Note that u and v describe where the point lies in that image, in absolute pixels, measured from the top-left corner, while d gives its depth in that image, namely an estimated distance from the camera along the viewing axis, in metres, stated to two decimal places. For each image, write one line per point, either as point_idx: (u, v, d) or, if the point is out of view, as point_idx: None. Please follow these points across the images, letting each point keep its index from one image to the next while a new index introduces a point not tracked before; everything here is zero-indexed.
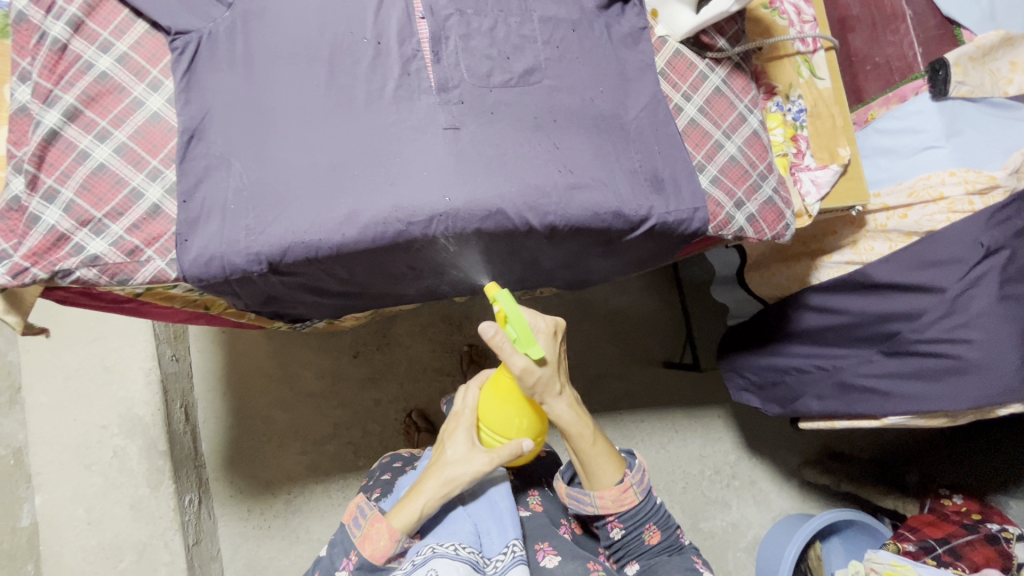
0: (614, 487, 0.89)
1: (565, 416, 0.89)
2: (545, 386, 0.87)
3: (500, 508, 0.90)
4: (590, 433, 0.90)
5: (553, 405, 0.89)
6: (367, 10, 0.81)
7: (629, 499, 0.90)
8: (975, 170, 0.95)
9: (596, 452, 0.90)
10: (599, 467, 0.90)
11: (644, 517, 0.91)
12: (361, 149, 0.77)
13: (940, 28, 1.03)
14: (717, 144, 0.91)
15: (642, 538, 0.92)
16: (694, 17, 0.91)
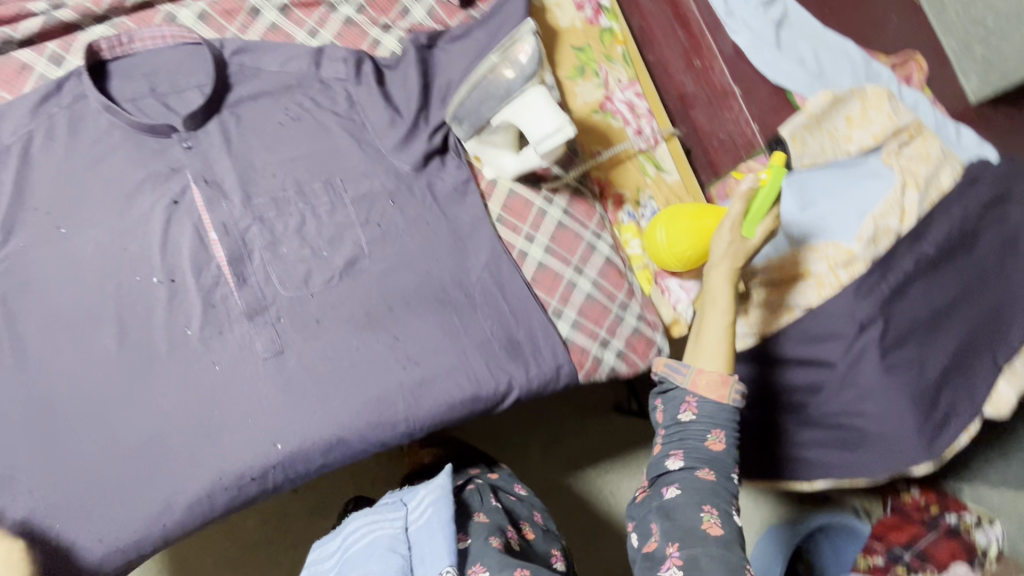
0: (718, 372, 0.69)
1: (720, 294, 0.71)
2: (730, 239, 0.72)
3: (437, 537, 0.69)
4: (733, 268, 0.72)
5: (716, 267, 0.72)
6: (152, 249, 0.73)
7: (721, 395, 0.68)
8: (835, 243, 0.94)
9: (724, 340, 0.70)
10: (710, 347, 0.70)
11: (724, 415, 0.68)
12: (172, 411, 0.69)
13: (774, 96, 1.01)
14: (570, 284, 0.86)
15: (705, 436, 0.68)
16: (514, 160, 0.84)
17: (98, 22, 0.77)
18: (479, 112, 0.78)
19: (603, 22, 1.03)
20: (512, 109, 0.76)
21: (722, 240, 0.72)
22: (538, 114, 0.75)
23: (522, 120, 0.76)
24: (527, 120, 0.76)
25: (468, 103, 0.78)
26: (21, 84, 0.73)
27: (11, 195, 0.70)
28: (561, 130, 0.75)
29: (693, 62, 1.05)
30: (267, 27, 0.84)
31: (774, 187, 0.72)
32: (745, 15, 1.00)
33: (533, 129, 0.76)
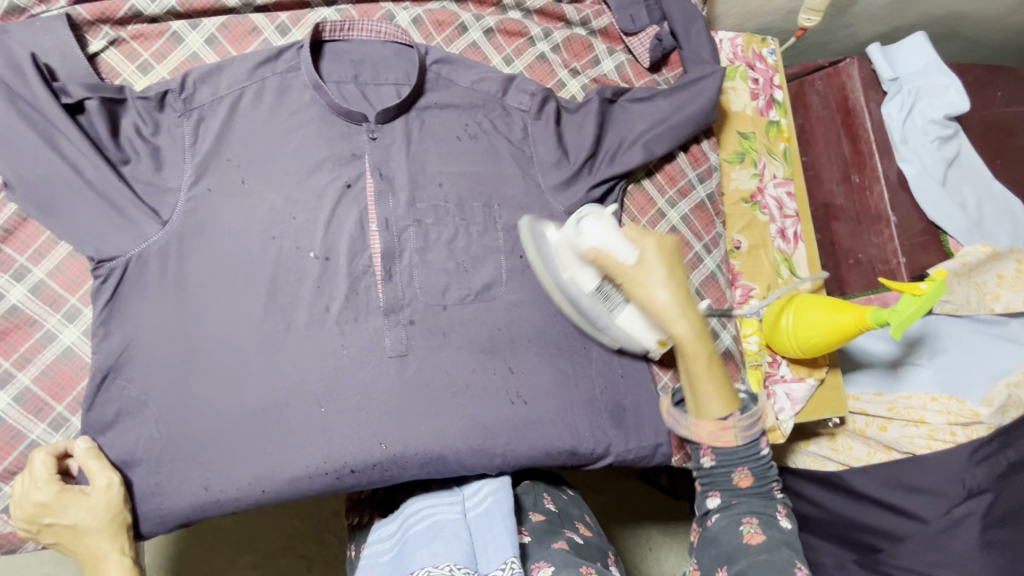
0: (714, 421, 0.66)
1: (693, 351, 0.66)
2: (668, 285, 0.67)
3: (499, 528, 0.64)
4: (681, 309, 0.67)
5: (676, 324, 0.67)
6: (318, 224, 0.76)
7: (724, 439, 0.66)
8: (958, 399, 0.91)
9: (719, 384, 0.66)
10: (703, 398, 0.66)
11: (741, 453, 0.66)
12: (297, 385, 0.70)
13: (926, 233, 0.99)
14: (684, 364, 0.88)
15: (729, 474, 0.67)
16: (612, 312, 0.76)
17: (327, 5, 0.82)
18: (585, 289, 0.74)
19: (773, 114, 1.03)
20: (584, 242, 0.72)
21: (660, 290, 0.68)
22: (617, 240, 0.70)
23: (602, 248, 0.70)
24: (608, 249, 0.70)
25: (565, 284, 0.76)
26: (246, 43, 0.78)
27: (212, 142, 0.74)
28: (642, 253, 0.69)
29: (851, 176, 1.03)
30: (469, 44, 0.87)
31: (928, 301, 0.71)
32: (920, 145, 0.99)
33: (615, 251, 0.70)
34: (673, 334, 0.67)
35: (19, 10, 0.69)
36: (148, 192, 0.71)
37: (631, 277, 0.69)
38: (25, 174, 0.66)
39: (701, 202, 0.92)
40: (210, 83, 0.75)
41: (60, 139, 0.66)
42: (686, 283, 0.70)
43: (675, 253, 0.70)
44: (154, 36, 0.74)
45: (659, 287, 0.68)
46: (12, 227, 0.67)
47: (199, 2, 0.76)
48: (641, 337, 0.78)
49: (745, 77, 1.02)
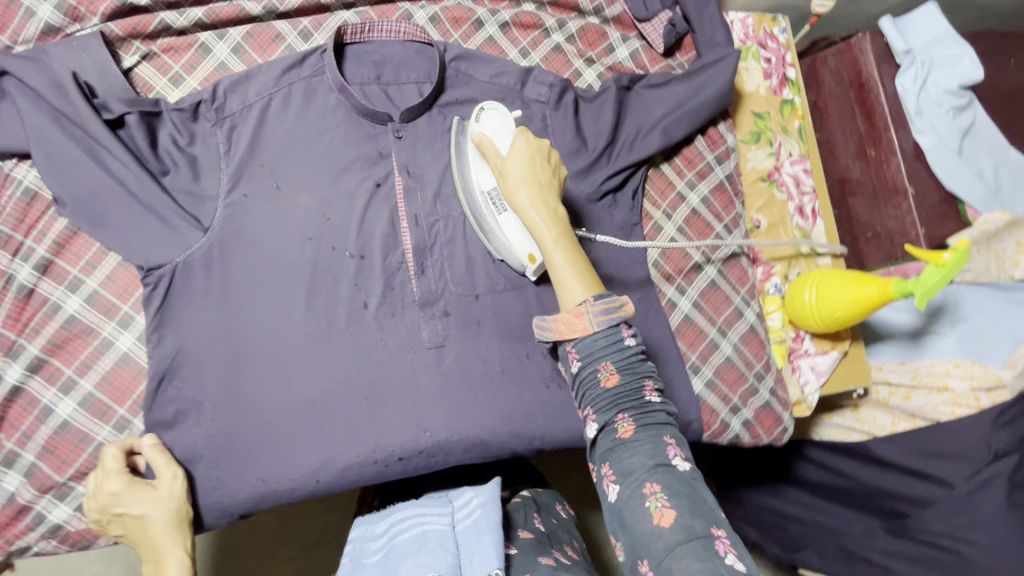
0: (569, 306, 0.60)
1: (548, 236, 0.64)
2: (525, 165, 0.66)
3: (485, 543, 0.63)
4: (534, 190, 0.65)
5: (533, 213, 0.64)
6: (350, 224, 0.78)
7: (577, 325, 0.59)
8: (981, 364, 0.92)
9: (571, 265, 0.63)
10: (562, 278, 0.62)
11: (600, 341, 0.59)
12: (341, 379, 0.73)
13: (943, 203, 1.00)
14: (712, 344, 0.88)
15: (595, 375, 0.59)
16: (497, 216, 0.72)
17: (346, 7, 0.84)
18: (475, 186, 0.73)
19: (786, 93, 1.04)
20: (478, 131, 0.72)
21: (518, 178, 0.65)
22: (505, 132, 0.72)
23: (487, 137, 0.71)
24: (493, 139, 0.71)
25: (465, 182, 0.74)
26: (271, 50, 0.80)
27: (245, 149, 0.76)
28: (512, 144, 0.67)
29: (866, 151, 1.04)
30: (485, 39, 0.89)
31: (952, 270, 0.73)
32: (935, 116, 1.00)
33: (500, 143, 0.69)
34: (531, 224, 0.64)
35: (55, 30, 0.71)
36: (189, 201, 0.73)
37: (500, 170, 0.67)
38: (72, 190, 0.68)
39: (720, 183, 0.94)
40: (240, 92, 0.77)
41: (103, 154, 0.69)
42: (551, 177, 0.67)
43: (544, 153, 0.68)
44: (183, 48, 0.76)
45: (518, 175, 0.65)
46: (63, 241, 0.69)
47: (224, 12, 0.78)
48: (515, 245, 0.73)
49: (757, 57, 1.03)
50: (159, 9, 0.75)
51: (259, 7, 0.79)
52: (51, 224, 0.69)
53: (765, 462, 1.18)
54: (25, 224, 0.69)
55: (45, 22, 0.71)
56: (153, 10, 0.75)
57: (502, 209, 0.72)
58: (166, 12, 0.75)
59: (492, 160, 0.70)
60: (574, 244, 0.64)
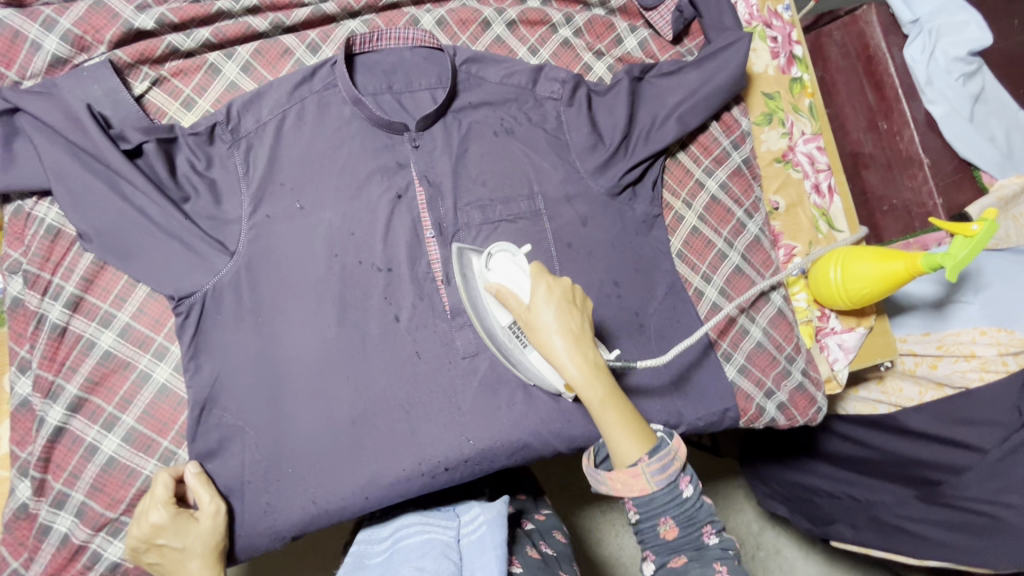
0: (625, 469, 0.57)
1: (592, 395, 0.58)
2: (553, 311, 0.59)
3: (487, 558, 0.61)
4: (568, 346, 0.58)
5: (572, 370, 0.58)
6: (375, 237, 0.77)
7: (636, 486, 0.57)
8: (1007, 330, 0.94)
9: (621, 421, 0.58)
10: (610, 434, 0.58)
11: (658, 503, 0.58)
12: (380, 394, 0.73)
13: (957, 172, 1.00)
14: (742, 329, 0.88)
15: (654, 528, 0.60)
16: (524, 351, 0.67)
17: (352, 17, 0.82)
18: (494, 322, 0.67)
19: (795, 71, 1.03)
20: (491, 281, 0.64)
21: (551, 331, 0.59)
22: (519, 274, 0.63)
23: (501, 284, 0.63)
24: (511, 287, 0.63)
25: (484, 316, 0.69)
26: (280, 66, 0.79)
27: (264, 169, 0.75)
28: (534, 291, 0.60)
29: (877, 124, 1.04)
30: (493, 39, 0.88)
31: (981, 240, 0.73)
32: (945, 85, 1.00)
33: (519, 289, 0.62)
34: (570, 380, 0.59)
35: (61, 62, 0.70)
36: (212, 226, 0.72)
37: (525, 320, 0.60)
38: (97, 224, 0.67)
39: (737, 167, 0.93)
40: (253, 111, 0.76)
41: (124, 186, 0.68)
42: (580, 317, 0.60)
43: (569, 294, 0.61)
44: (193, 71, 0.75)
45: (550, 325, 0.59)
46: (91, 276, 0.68)
47: (230, 30, 0.76)
48: (549, 377, 0.68)
49: (764, 37, 1.02)
50: (165, 32, 0.74)
51: (265, 22, 0.78)
52: (77, 260, 0.68)
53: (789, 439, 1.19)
54: (52, 262, 0.68)
55: (52, 54, 0.69)
56: (159, 34, 0.73)
57: (527, 345, 0.67)
58: (172, 35, 0.74)
59: (514, 309, 0.62)
60: (620, 395, 0.59)
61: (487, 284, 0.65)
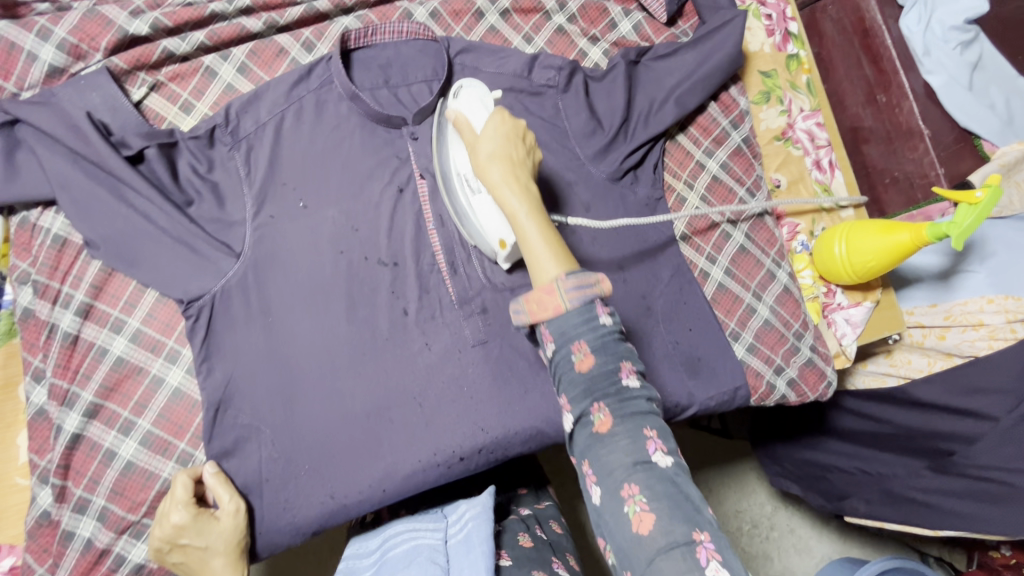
0: (543, 283, 0.54)
1: (517, 209, 0.57)
2: (498, 134, 0.60)
3: (475, 554, 0.61)
4: (507, 166, 0.59)
5: (503, 189, 0.57)
6: (379, 231, 0.77)
7: (551, 304, 0.53)
8: (1014, 296, 0.93)
9: (545, 243, 0.56)
10: (532, 250, 0.56)
11: (573, 322, 0.53)
12: (391, 388, 0.74)
13: (958, 141, 1.00)
14: (749, 308, 0.88)
15: (569, 358, 0.54)
16: (470, 197, 0.66)
17: (345, 13, 0.82)
18: (452, 169, 0.67)
19: (791, 48, 1.03)
20: (456, 109, 0.67)
21: (490, 149, 0.59)
22: (481, 109, 0.65)
23: (462, 114, 0.66)
24: (468, 116, 0.65)
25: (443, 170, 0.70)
26: (276, 66, 0.79)
27: (266, 170, 0.75)
28: (487, 122, 0.61)
29: (876, 97, 1.04)
30: (487, 29, 0.87)
31: (986, 206, 0.73)
32: (943, 54, 0.98)
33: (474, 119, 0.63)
34: (502, 201, 0.57)
35: (59, 71, 0.70)
36: (218, 229, 0.73)
37: (472, 145, 0.61)
38: (103, 231, 0.67)
39: (737, 146, 0.93)
40: (252, 112, 0.76)
41: (128, 192, 0.68)
42: (529, 155, 0.61)
43: (520, 133, 0.62)
44: (189, 75, 0.75)
45: (490, 150, 0.59)
46: (100, 283, 0.69)
47: (225, 32, 0.76)
48: (487, 228, 0.67)
49: (758, 15, 1.01)
50: (160, 37, 0.73)
51: (259, 22, 0.77)
52: (85, 268, 0.68)
53: (800, 415, 1.19)
54: (60, 271, 0.68)
55: (49, 64, 0.69)
56: (154, 39, 0.73)
57: (476, 190, 0.66)
58: (167, 39, 0.74)
59: (467, 136, 0.64)
60: (547, 221, 0.57)
61: (452, 112, 0.68)
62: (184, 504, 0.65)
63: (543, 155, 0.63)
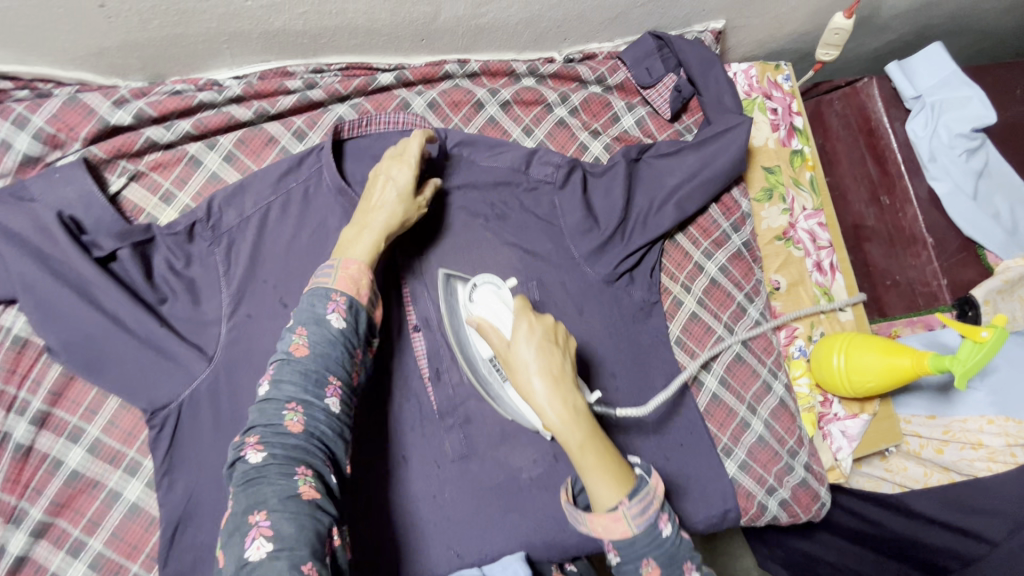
0: (604, 514, 0.53)
1: (572, 440, 0.54)
2: (530, 345, 0.56)
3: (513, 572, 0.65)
4: (549, 378, 0.55)
5: (549, 411, 0.54)
6: None
7: (618, 530, 0.53)
8: (1014, 419, 0.90)
9: (602, 468, 0.54)
10: (592, 481, 0.54)
11: (642, 544, 0.53)
12: (366, 505, 0.70)
13: (963, 249, 0.97)
14: (742, 423, 0.85)
15: (637, 574, 0.54)
16: (502, 385, 0.71)
17: (340, 101, 0.79)
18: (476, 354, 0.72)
19: (795, 144, 1.01)
20: (473, 312, 0.67)
21: (527, 370, 0.55)
22: (502, 311, 0.65)
23: (483, 318, 0.64)
24: (492, 322, 0.64)
25: (468, 347, 0.73)
26: (264, 155, 0.76)
27: (245, 266, 0.72)
28: (514, 328, 0.57)
29: (879, 197, 1.02)
30: (486, 120, 0.85)
31: (992, 348, 0.70)
32: (948, 161, 0.97)
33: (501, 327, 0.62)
34: (547, 422, 0.55)
35: (34, 161, 0.67)
36: (190, 329, 0.69)
37: (505, 355, 0.58)
38: (65, 337, 0.63)
39: (737, 250, 0.91)
40: (236, 205, 0.73)
41: (99, 293, 0.65)
42: (564, 363, 0.57)
43: (552, 333, 0.58)
44: (172, 163, 0.73)
45: (529, 363, 0.55)
46: (60, 388, 0.65)
47: (212, 122, 0.73)
48: (526, 412, 0.70)
49: (763, 109, 1.00)
50: (144, 126, 0.71)
51: (249, 111, 0.75)
52: (45, 371, 0.65)
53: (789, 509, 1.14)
54: (18, 374, 0.64)
55: (23, 154, 0.66)
56: (138, 128, 0.71)
57: (505, 379, 0.71)
58: (151, 128, 0.71)
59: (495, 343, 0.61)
60: (601, 439, 0.55)
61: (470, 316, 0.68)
62: (393, 157, 0.72)
63: (576, 343, 0.60)
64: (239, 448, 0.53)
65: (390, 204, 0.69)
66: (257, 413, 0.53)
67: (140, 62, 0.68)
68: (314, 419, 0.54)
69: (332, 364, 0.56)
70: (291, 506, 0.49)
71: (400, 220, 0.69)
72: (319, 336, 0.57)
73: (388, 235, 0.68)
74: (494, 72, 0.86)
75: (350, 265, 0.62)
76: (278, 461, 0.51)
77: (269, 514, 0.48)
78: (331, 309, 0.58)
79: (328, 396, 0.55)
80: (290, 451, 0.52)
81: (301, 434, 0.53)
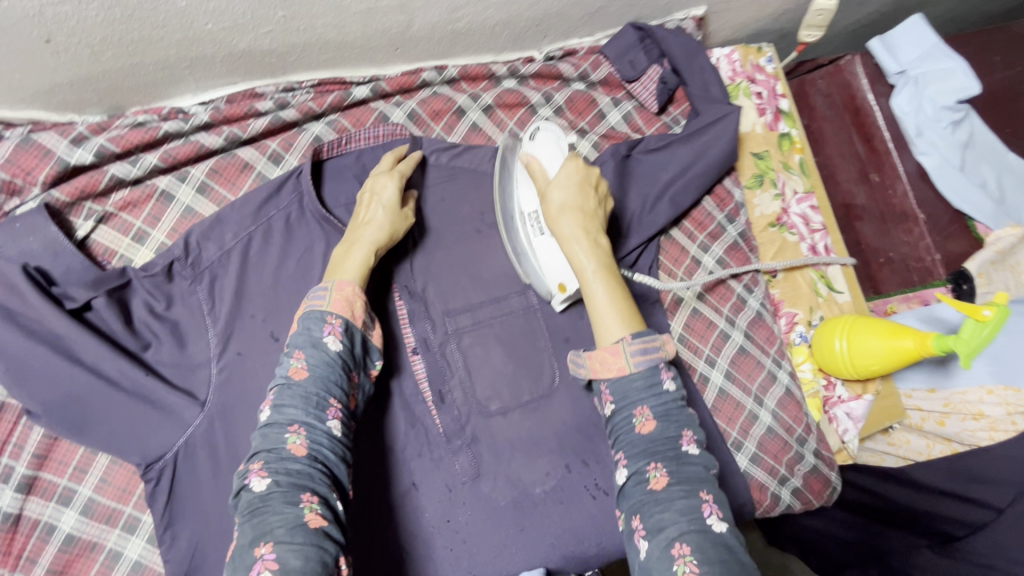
0: (606, 346, 0.55)
1: (587, 267, 0.59)
2: (568, 177, 0.63)
3: None
4: (582, 214, 0.61)
5: (575, 243, 0.60)
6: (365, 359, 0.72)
7: (614, 364, 0.54)
8: (1013, 388, 0.91)
9: (612, 304, 0.57)
10: (599, 313, 0.56)
11: (637, 387, 0.53)
12: (375, 539, 0.68)
13: (952, 221, 0.98)
14: (751, 415, 0.84)
15: (629, 422, 0.53)
16: (534, 237, 0.70)
17: (315, 119, 0.75)
18: (514, 206, 0.70)
19: (782, 127, 1.00)
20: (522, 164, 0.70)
21: (557, 195, 0.62)
22: (557, 153, 0.67)
23: (534, 158, 0.67)
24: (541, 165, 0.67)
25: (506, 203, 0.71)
26: (240, 182, 0.72)
27: (231, 302, 0.69)
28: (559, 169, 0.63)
29: (869, 175, 1.02)
30: (469, 127, 0.82)
31: (993, 326, 0.69)
32: (935, 134, 0.97)
33: (549, 169, 0.67)
34: (571, 254, 0.60)
35: None
36: (178, 374, 0.66)
37: (542, 192, 0.63)
38: (44, 396, 0.60)
39: (734, 241, 0.90)
40: (215, 238, 0.69)
41: (76, 347, 0.61)
42: (597, 211, 0.63)
43: (592, 183, 0.64)
44: (142, 201, 0.69)
45: (561, 202, 0.61)
46: (44, 450, 0.62)
47: (181, 152, 0.69)
48: (546, 271, 0.70)
49: (748, 93, 0.99)
50: (107, 163, 0.67)
51: (220, 138, 0.71)
52: (27, 435, 0.62)
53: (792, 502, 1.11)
54: None
55: None
56: (102, 165, 0.66)
57: (541, 231, 0.69)
58: (116, 165, 0.67)
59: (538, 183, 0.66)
60: (616, 279, 0.59)
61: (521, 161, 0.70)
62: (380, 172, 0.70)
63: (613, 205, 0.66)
64: (243, 476, 0.50)
65: (377, 219, 0.67)
66: (259, 438, 0.51)
67: (97, 95, 0.64)
68: (317, 444, 0.52)
69: (331, 384, 0.54)
70: (297, 536, 0.46)
71: (388, 235, 0.67)
72: (318, 358, 0.54)
73: (377, 251, 0.66)
74: (474, 76, 0.82)
75: (345, 287, 0.60)
76: (282, 489, 0.48)
77: (275, 545, 0.45)
78: (327, 332, 0.56)
79: (329, 418, 0.53)
80: (292, 483, 0.49)
81: (304, 458, 0.50)
